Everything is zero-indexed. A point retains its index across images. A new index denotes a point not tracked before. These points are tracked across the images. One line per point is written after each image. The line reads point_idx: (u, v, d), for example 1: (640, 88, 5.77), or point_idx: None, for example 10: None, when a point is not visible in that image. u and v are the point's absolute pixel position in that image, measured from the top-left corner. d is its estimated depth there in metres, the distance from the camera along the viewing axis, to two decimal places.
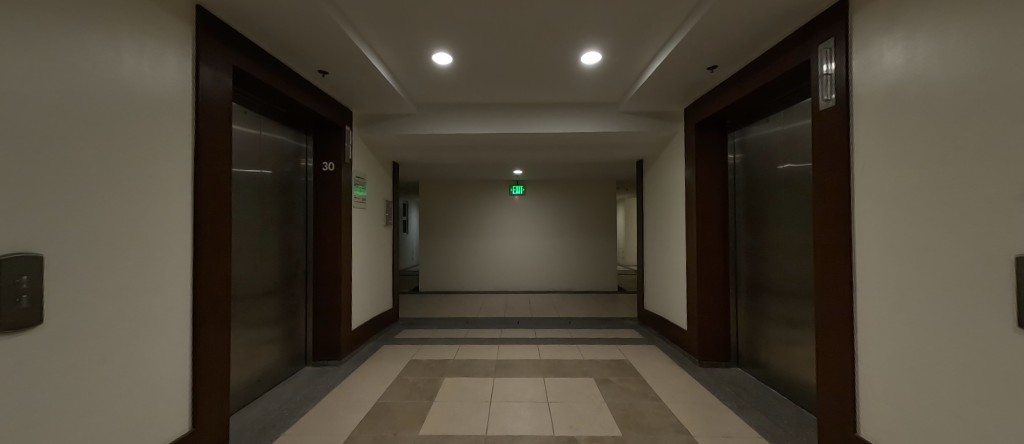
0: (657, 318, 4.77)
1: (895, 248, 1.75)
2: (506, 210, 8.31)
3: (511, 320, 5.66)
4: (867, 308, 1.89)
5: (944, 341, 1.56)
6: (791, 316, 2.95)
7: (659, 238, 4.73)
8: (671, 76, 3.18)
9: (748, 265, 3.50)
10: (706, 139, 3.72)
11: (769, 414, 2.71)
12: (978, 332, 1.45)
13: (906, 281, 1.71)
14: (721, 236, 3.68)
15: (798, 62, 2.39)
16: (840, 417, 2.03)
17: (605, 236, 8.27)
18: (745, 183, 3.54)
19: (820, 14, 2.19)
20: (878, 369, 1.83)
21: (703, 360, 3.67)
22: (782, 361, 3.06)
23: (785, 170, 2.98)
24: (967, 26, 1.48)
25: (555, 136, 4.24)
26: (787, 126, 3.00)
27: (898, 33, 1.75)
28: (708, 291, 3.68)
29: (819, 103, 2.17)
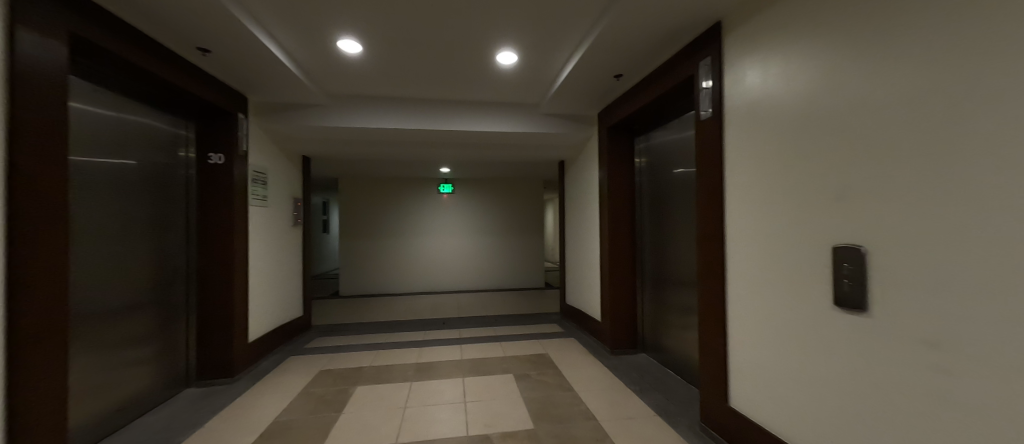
0: (577, 312, 5.02)
1: (754, 243, 2.03)
2: (433, 209, 8.10)
3: (437, 321, 5.54)
4: (736, 294, 2.16)
5: (784, 320, 1.86)
6: (683, 304, 3.30)
7: (578, 235, 4.97)
8: (583, 82, 3.36)
9: (651, 259, 3.83)
10: (616, 143, 3.99)
11: (666, 393, 2.99)
12: (809, 310, 1.73)
13: (761, 271, 1.99)
14: (629, 232, 3.98)
15: (685, 77, 2.66)
16: (717, 393, 2.30)
17: (532, 235, 8.49)
18: (649, 184, 3.87)
19: (701, 34, 2.46)
20: (743, 348, 2.11)
21: (614, 348, 3.94)
22: (677, 345, 3.40)
23: (679, 174, 3.32)
24: (803, 56, 1.77)
25: (477, 135, 4.22)
26: (680, 134, 3.34)
27: (756, 57, 2.03)
28: (618, 283, 3.96)
29: (700, 115, 2.44)
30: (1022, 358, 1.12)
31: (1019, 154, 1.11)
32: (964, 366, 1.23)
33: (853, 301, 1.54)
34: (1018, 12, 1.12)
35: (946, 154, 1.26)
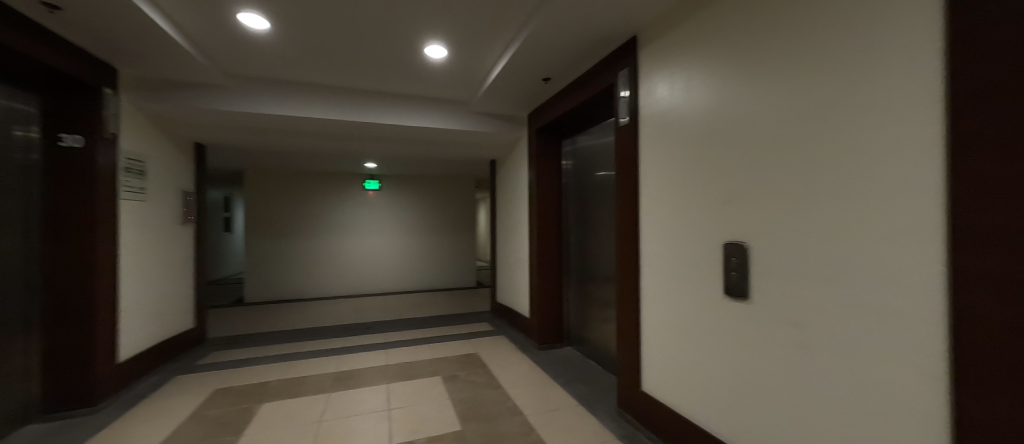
0: (507, 310, 5.08)
1: (663, 240, 2.23)
2: (358, 206, 7.58)
3: (360, 326, 5.21)
4: (648, 288, 2.35)
5: (685, 309, 2.07)
6: (604, 298, 3.51)
7: (508, 234, 5.03)
8: (513, 82, 3.40)
9: (577, 257, 4.02)
10: (545, 145, 4.12)
11: (588, 383, 3.16)
12: (706, 299, 1.95)
13: (668, 266, 2.19)
14: (556, 231, 4.14)
15: (607, 85, 2.82)
16: (631, 378, 2.49)
17: (464, 233, 8.40)
18: (575, 185, 4.05)
19: (621, 46, 2.63)
20: (653, 335, 2.31)
21: (542, 344, 4.07)
22: (598, 336, 3.61)
23: (601, 176, 3.53)
24: (703, 73, 1.98)
25: (405, 129, 4.04)
26: (603, 139, 3.55)
27: (665, 72, 2.23)
28: (546, 280, 4.10)
29: (619, 121, 2.61)
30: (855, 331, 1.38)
31: (856, 165, 1.36)
32: (817, 342, 1.48)
33: (738, 290, 1.77)
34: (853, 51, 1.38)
35: (808, 164, 1.50)
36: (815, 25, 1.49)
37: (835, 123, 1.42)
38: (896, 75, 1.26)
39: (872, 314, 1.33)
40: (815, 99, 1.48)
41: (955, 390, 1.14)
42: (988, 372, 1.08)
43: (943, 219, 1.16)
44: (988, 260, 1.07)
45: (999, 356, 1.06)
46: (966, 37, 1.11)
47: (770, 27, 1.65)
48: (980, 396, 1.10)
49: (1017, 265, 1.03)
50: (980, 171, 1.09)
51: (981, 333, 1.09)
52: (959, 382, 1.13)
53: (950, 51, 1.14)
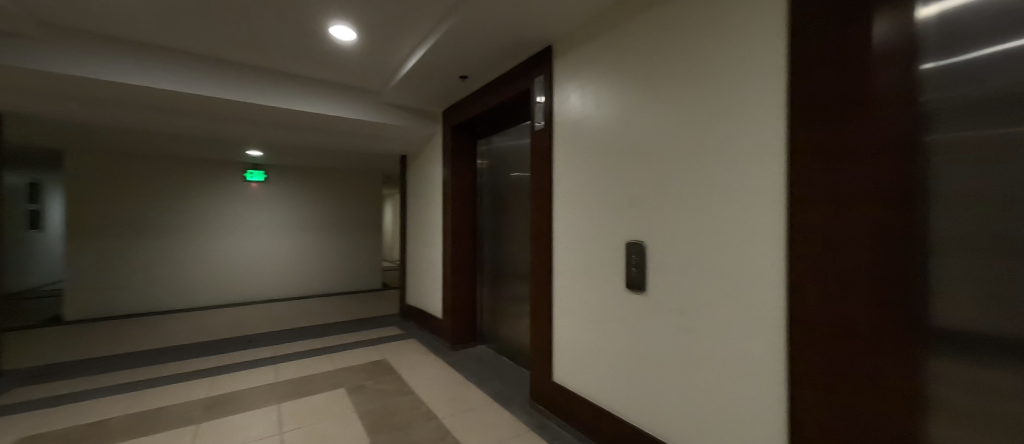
0: (417, 311, 4.90)
1: (573, 239, 2.39)
2: (237, 199, 6.50)
3: (242, 339, 4.49)
4: (559, 285, 2.50)
5: (591, 302, 2.26)
6: (516, 295, 3.63)
7: (420, 233, 4.86)
8: (428, 77, 3.28)
9: (490, 256, 4.07)
10: (460, 143, 4.08)
11: (501, 379, 3.23)
12: (609, 293, 2.15)
13: (577, 263, 2.36)
14: (470, 230, 4.14)
15: (523, 89, 2.91)
16: (542, 370, 2.62)
17: (369, 232, 7.86)
18: (489, 184, 4.08)
19: (537, 53, 2.74)
20: (564, 328, 2.46)
21: (455, 344, 4.03)
22: (511, 332, 3.72)
23: (515, 177, 3.64)
24: (610, 87, 2.17)
25: (302, 115, 3.60)
26: (517, 141, 3.66)
27: (577, 83, 2.39)
28: (460, 280, 4.07)
29: (535, 125, 2.72)
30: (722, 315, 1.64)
31: (725, 177, 1.62)
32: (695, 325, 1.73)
33: (638, 283, 1.98)
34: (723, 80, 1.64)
35: (690, 174, 1.75)
36: (698, 54, 1.73)
37: (712, 138, 1.68)
38: (754, 104, 1.54)
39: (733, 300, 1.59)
40: (696, 119, 1.73)
41: (796, 388, 1.42)
42: (811, 335, 1.38)
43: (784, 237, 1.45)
44: (813, 250, 1.38)
45: (819, 321, 1.37)
46: (804, 76, 1.40)
47: (665, 52, 1.88)
48: (817, 404, 1.37)
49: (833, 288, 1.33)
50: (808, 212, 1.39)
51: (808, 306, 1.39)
52: (792, 345, 1.42)
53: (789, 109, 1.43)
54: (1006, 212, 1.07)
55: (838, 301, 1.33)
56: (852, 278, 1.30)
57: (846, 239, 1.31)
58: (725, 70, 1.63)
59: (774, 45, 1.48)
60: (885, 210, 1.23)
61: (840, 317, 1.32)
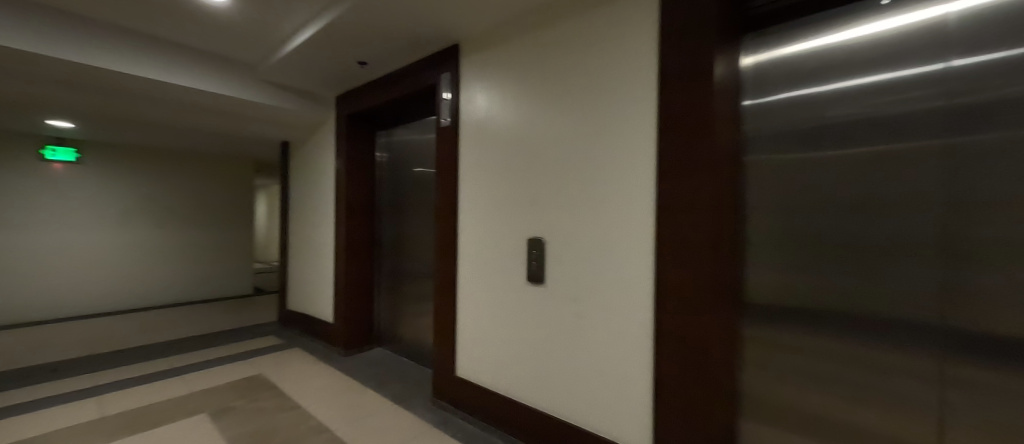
0: (302, 317, 4.39)
1: (478, 235, 2.44)
2: (34, 185, 4.85)
3: (39, 369, 3.39)
4: (464, 281, 2.53)
5: (494, 296, 2.33)
6: (418, 293, 3.54)
7: (306, 230, 4.36)
8: (320, 58, 2.97)
9: (390, 254, 3.88)
10: (356, 133, 3.79)
11: (401, 380, 3.11)
12: (510, 286, 2.24)
13: (482, 259, 2.41)
14: (367, 227, 3.89)
15: (428, 84, 2.85)
16: (446, 366, 2.62)
17: (238, 229, 6.68)
18: (390, 179, 3.89)
19: (443, 50, 2.71)
20: (468, 323, 2.50)
21: (348, 348, 3.74)
22: (411, 332, 3.61)
23: (418, 172, 3.54)
24: (513, 89, 2.25)
25: (146, 84, 2.90)
26: (420, 136, 3.56)
27: (483, 83, 2.44)
28: (354, 280, 3.79)
29: (441, 122, 2.69)
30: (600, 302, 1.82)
31: (605, 178, 1.80)
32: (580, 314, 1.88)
33: (535, 275, 2.09)
34: (605, 90, 1.81)
35: (579, 176, 1.91)
36: (589, 64, 1.87)
37: (596, 142, 1.84)
38: (628, 114, 1.73)
39: (610, 289, 1.77)
40: (583, 125, 1.89)
41: (658, 413, 1.61)
42: (669, 337, 1.59)
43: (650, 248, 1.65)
44: (671, 259, 1.59)
45: (676, 320, 1.57)
46: (669, 114, 1.60)
47: (561, 60, 2.00)
48: (674, 431, 1.57)
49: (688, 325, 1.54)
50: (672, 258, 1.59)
51: (666, 309, 1.59)
52: (656, 347, 1.62)
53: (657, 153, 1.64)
54: (784, 213, 1.57)
55: (688, 303, 1.54)
56: (699, 283, 1.52)
57: (697, 245, 1.53)
58: (608, 82, 1.80)
59: (649, 64, 1.66)
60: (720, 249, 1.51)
61: (690, 316, 1.54)
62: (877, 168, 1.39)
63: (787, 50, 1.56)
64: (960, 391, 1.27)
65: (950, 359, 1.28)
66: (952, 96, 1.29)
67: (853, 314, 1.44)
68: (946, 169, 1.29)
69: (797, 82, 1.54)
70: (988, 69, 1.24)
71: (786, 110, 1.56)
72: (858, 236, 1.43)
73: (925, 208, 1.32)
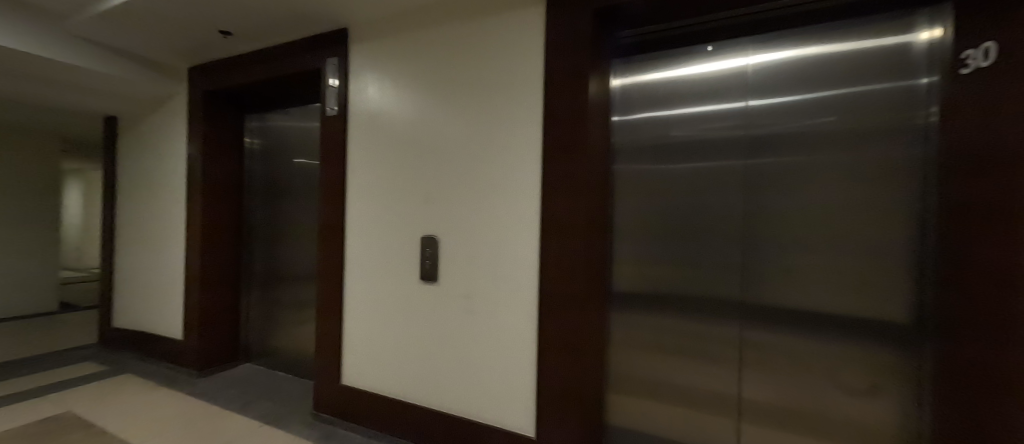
0: (137, 335, 3.56)
1: (368, 235, 2.31)
2: None
3: None
4: (351, 283, 2.36)
5: (385, 297, 2.24)
6: (297, 299, 3.18)
7: (144, 227, 3.55)
8: (165, 19, 2.43)
9: (261, 255, 3.40)
10: (217, 114, 3.22)
11: (274, 398, 2.76)
12: (402, 286, 2.18)
13: (372, 259, 2.28)
14: (232, 224, 3.35)
15: (311, 68, 2.57)
16: (329, 376, 2.41)
17: (36, 226, 5.05)
18: (263, 170, 3.40)
19: (330, 32, 2.48)
20: (355, 327, 2.34)
21: (204, 368, 3.17)
22: (289, 343, 3.23)
23: (298, 164, 3.18)
24: (407, 84, 2.18)
25: None
26: (301, 123, 3.20)
27: (375, 74, 2.30)
28: (213, 286, 3.23)
29: (326, 111, 2.45)
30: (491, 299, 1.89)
31: (496, 180, 1.89)
32: (473, 310, 1.94)
33: (429, 274, 2.07)
34: (497, 96, 1.89)
35: (472, 176, 1.96)
36: (484, 68, 1.92)
37: (489, 144, 1.91)
38: (518, 121, 1.84)
39: (500, 286, 1.86)
40: (477, 128, 1.94)
41: (540, 397, 1.75)
42: (550, 327, 1.74)
43: (535, 247, 1.79)
44: (552, 260, 1.74)
45: (555, 316, 1.73)
46: (552, 123, 1.75)
47: (457, 59, 2.00)
48: (552, 411, 1.73)
49: (566, 315, 1.71)
50: (553, 255, 1.74)
51: (547, 307, 1.74)
52: (540, 337, 1.75)
53: (542, 159, 1.78)
54: (642, 215, 1.88)
55: (566, 300, 1.71)
56: (575, 280, 1.70)
57: (574, 246, 1.71)
58: (501, 88, 1.88)
59: (536, 75, 1.79)
60: (592, 246, 1.72)
61: (567, 311, 1.71)
62: (704, 180, 1.75)
63: (646, 77, 1.86)
64: (752, 351, 1.68)
65: (746, 328, 1.68)
66: (751, 126, 1.68)
67: (688, 297, 1.78)
68: (748, 184, 1.68)
69: (652, 104, 1.85)
70: (774, 108, 1.64)
71: (644, 127, 1.86)
72: (692, 234, 1.78)
73: (735, 213, 1.70)
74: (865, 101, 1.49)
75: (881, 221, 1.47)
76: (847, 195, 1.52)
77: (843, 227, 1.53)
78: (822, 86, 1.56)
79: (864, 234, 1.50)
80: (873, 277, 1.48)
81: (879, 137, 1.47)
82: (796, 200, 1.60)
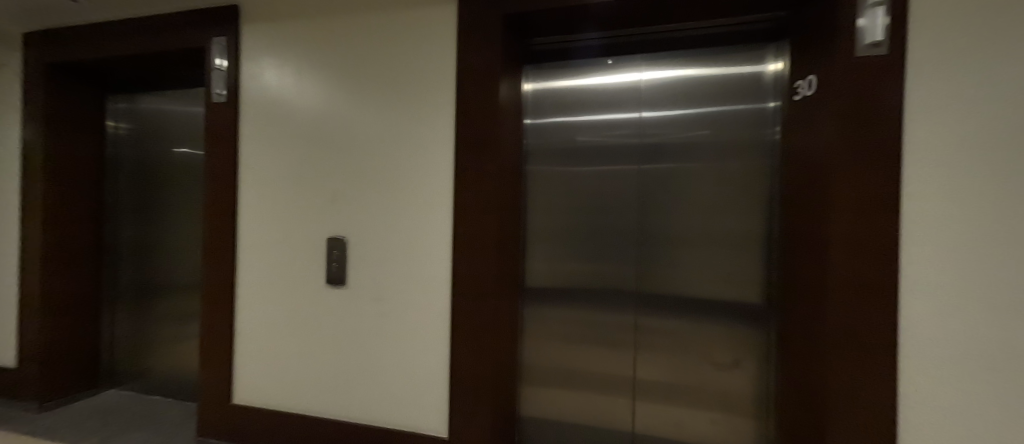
0: None
1: (265, 237, 2.07)
2: None
3: None
4: (244, 291, 2.10)
5: (285, 305, 2.03)
6: (178, 310, 2.76)
7: None
8: None
9: (131, 261, 2.88)
10: (64, 90, 2.64)
11: (147, 428, 2.36)
12: (305, 293, 2.00)
13: (270, 264, 2.06)
14: (88, 224, 2.79)
15: (191, 45, 2.22)
16: (218, 397, 2.12)
17: None
18: (132, 161, 2.88)
19: (216, 6, 2.16)
20: (249, 340, 2.09)
21: (47, 400, 2.59)
22: (168, 361, 2.79)
23: (180, 155, 2.75)
24: (310, 71, 1.99)
25: None
26: (183, 108, 2.77)
27: (272, 58, 2.06)
28: (60, 300, 2.65)
29: (212, 96, 2.13)
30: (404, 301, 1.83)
31: (408, 178, 1.82)
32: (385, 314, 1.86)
33: (335, 278, 1.92)
34: (410, 90, 1.80)
35: (382, 174, 1.86)
36: (396, 61, 1.84)
37: (399, 140, 1.83)
38: (430, 118, 1.79)
39: (413, 287, 1.82)
40: (387, 123, 1.84)
41: (452, 399, 1.74)
42: (462, 328, 1.73)
43: (448, 247, 1.77)
44: (465, 261, 1.73)
45: (467, 317, 1.72)
46: (464, 121, 1.73)
47: (367, 49, 1.88)
48: (464, 412, 1.72)
49: (478, 315, 1.71)
50: (464, 254, 1.73)
51: (460, 307, 1.73)
52: (452, 338, 1.74)
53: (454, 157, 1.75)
54: (550, 214, 1.98)
55: (478, 300, 1.71)
56: (488, 279, 1.71)
57: (485, 246, 1.71)
58: (414, 83, 1.80)
59: (448, 72, 1.76)
60: (503, 245, 1.76)
61: (481, 312, 1.71)
62: (605, 182, 1.91)
63: (555, 83, 1.96)
64: (645, 336, 1.87)
65: (641, 316, 1.87)
66: (644, 135, 1.86)
67: (591, 290, 1.93)
68: (641, 186, 1.86)
69: (560, 109, 1.95)
70: (662, 119, 1.83)
71: (553, 131, 1.96)
72: (595, 232, 1.92)
73: (631, 212, 1.87)
74: (730, 118, 1.75)
75: (741, 220, 1.75)
76: (716, 197, 1.77)
77: (714, 225, 1.78)
78: (698, 104, 1.79)
79: (728, 231, 1.76)
80: (734, 267, 1.75)
81: (738, 150, 1.74)
82: (679, 201, 1.82)
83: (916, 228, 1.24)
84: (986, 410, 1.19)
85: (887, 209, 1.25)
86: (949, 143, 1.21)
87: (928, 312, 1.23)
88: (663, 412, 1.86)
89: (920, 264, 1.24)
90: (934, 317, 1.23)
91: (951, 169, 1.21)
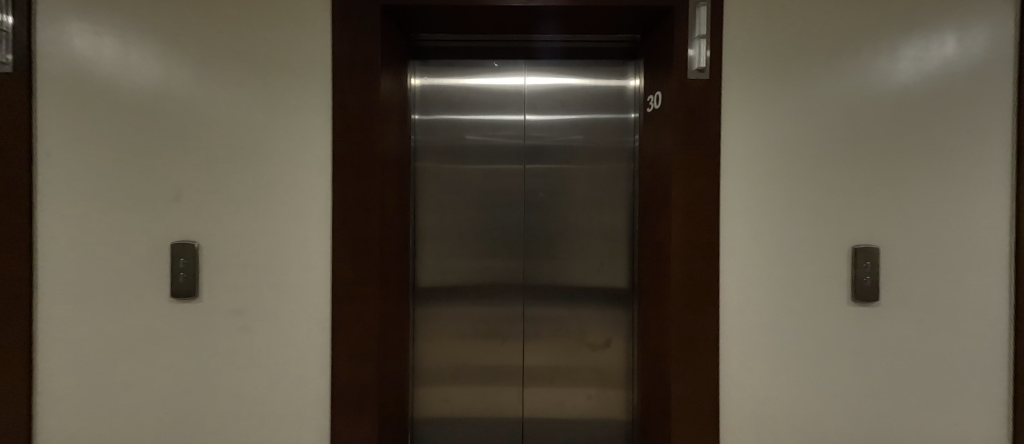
0: None
1: (81, 244, 1.65)
2: None
3: None
4: (49, 313, 1.65)
5: (116, 327, 1.66)
6: None
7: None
8: None
9: None
10: None
11: None
12: (144, 310, 1.65)
13: (91, 279, 1.65)
14: None
15: None
16: None
17: None
18: None
19: None
20: (59, 374, 1.65)
21: None
22: None
23: None
24: (141, 42, 1.63)
25: None
26: None
27: (85, 20, 1.63)
28: None
29: None
30: (277, 311, 1.65)
31: (277, 176, 1.64)
32: (254, 327, 1.65)
33: (186, 290, 1.63)
34: (277, 78, 1.63)
35: (246, 170, 1.64)
36: (261, 43, 1.63)
37: (266, 133, 1.63)
38: (302, 111, 1.63)
39: (287, 296, 1.65)
40: (251, 112, 1.63)
41: (334, 414, 1.63)
42: (344, 337, 1.62)
43: (327, 251, 1.65)
44: (346, 264, 1.62)
45: (350, 325, 1.62)
46: (341, 114, 1.61)
47: (227, 26, 1.63)
48: (348, 425, 1.63)
49: (358, 322, 1.63)
50: (345, 259, 1.62)
51: (341, 313, 1.62)
52: (333, 347, 1.62)
53: (330, 155, 1.63)
54: (440, 212, 1.98)
55: (362, 306, 1.62)
56: (373, 283, 1.63)
57: (369, 249, 1.62)
58: (282, 69, 1.63)
59: (323, 62, 1.62)
60: (388, 246, 1.70)
61: (366, 317, 1.62)
62: (492, 180, 1.97)
63: (443, 81, 1.96)
64: (532, 326, 2.00)
65: (527, 307, 1.99)
66: (528, 137, 1.97)
67: (480, 286, 1.98)
68: (525, 185, 1.97)
69: (448, 107, 1.96)
70: (544, 123, 1.97)
71: (441, 128, 1.96)
72: (484, 229, 1.98)
73: (516, 210, 1.97)
74: (599, 125, 1.96)
75: (609, 216, 1.97)
76: (590, 196, 1.97)
77: (588, 221, 1.98)
78: (574, 111, 1.97)
79: (600, 226, 1.97)
80: (604, 258, 1.97)
81: (606, 153, 1.96)
82: (558, 199, 1.97)
83: (728, 221, 1.56)
84: (771, 357, 1.58)
85: (709, 207, 1.54)
86: (748, 154, 1.55)
87: (736, 287, 1.57)
88: (549, 395, 2.01)
89: (731, 250, 1.57)
90: (739, 290, 1.57)
91: (750, 174, 1.56)
